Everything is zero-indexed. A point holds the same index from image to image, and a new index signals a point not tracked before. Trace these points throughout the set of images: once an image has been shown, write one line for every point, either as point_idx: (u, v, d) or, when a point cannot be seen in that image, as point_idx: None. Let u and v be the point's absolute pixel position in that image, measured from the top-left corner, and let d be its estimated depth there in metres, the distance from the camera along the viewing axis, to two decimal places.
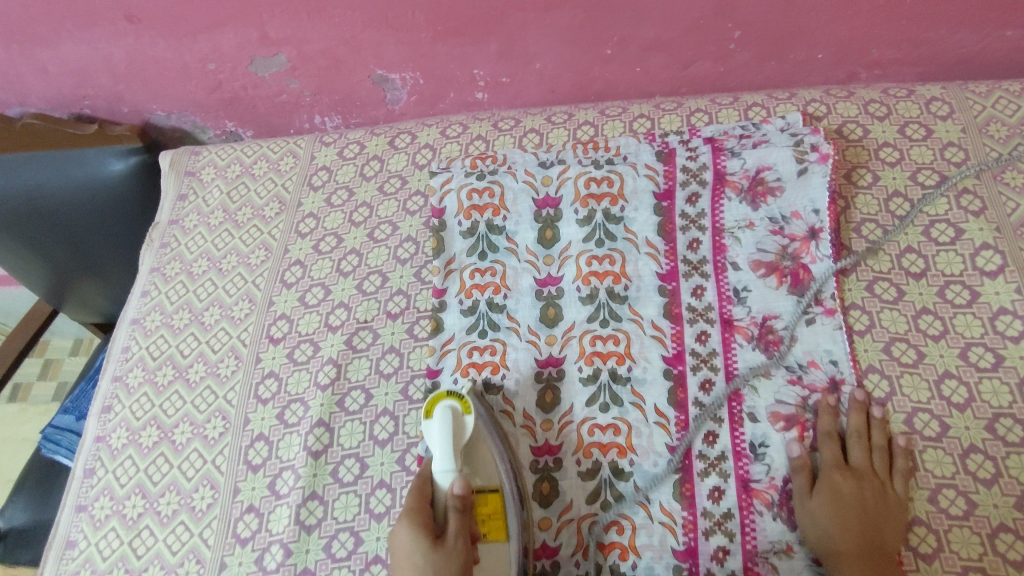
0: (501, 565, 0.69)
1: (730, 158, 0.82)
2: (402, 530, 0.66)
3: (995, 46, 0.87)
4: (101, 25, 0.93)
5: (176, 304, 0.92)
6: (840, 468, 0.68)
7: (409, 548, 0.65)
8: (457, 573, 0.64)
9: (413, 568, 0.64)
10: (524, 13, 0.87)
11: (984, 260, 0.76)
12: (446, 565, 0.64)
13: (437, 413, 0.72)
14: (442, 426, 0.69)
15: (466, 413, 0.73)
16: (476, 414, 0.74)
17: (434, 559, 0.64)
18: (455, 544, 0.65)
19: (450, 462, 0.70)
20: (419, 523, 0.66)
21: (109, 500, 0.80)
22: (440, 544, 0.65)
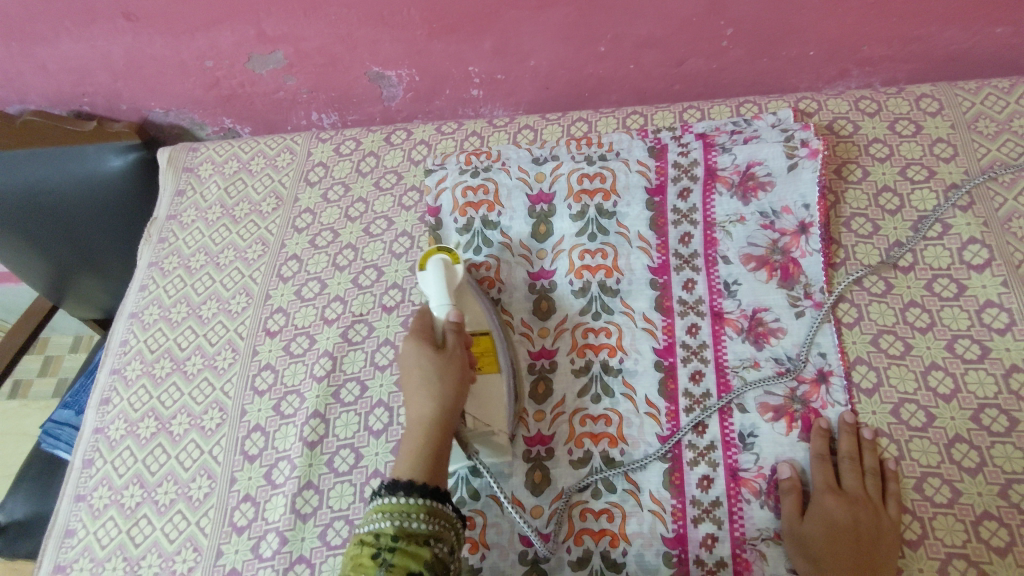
0: (493, 400, 0.74)
1: (721, 154, 0.83)
2: (408, 347, 0.70)
3: (984, 44, 0.88)
4: (100, 23, 0.94)
5: (174, 297, 0.93)
6: (832, 493, 0.68)
7: (416, 357, 0.69)
8: (458, 400, 0.67)
9: (421, 373, 0.68)
10: (518, 10, 0.88)
11: (971, 254, 0.77)
12: (452, 368, 0.68)
13: (430, 263, 0.76)
14: (453, 344, 0.70)
15: (456, 262, 0.77)
16: (466, 278, 0.79)
17: (438, 359, 0.68)
18: (459, 345, 0.71)
19: (448, 298, 0.74)
20: (422, 337, 0.70)
21: (107, 490, 0.81)
22: (443, 351, 0.70)
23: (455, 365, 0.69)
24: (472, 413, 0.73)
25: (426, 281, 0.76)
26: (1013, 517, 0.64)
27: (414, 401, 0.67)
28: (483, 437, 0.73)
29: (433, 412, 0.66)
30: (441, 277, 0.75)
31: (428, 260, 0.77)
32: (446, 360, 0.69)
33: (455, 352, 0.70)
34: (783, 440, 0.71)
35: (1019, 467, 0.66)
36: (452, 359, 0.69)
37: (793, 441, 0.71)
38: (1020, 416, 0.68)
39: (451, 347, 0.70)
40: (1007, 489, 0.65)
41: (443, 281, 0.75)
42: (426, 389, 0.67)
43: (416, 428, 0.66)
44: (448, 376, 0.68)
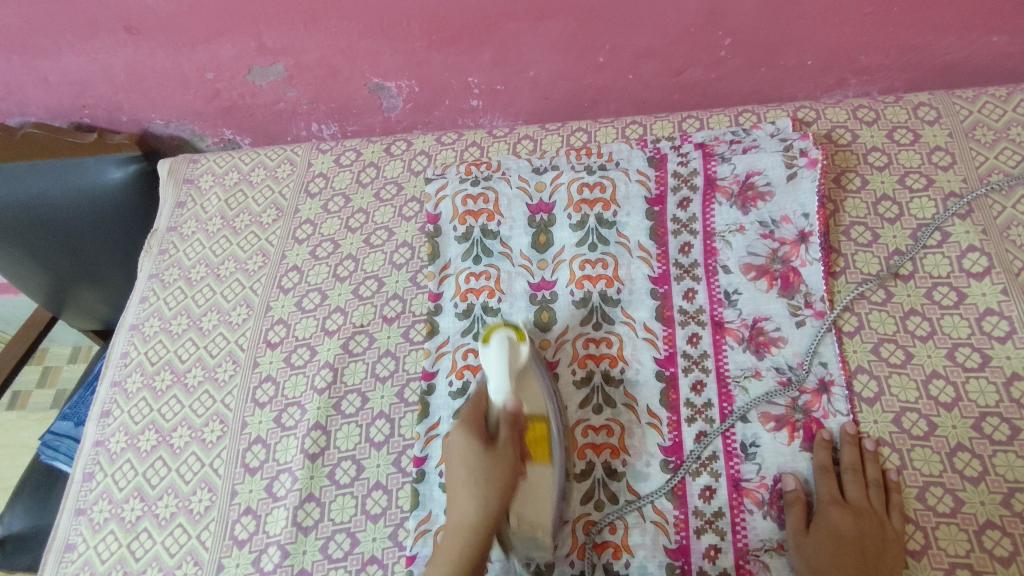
0: (541, 495, 0.70)
1: (720, 164, 0.84)
2: (458, 437, 0.71)
3: (981, 53, 0.89)
4: (101, 36, 0.94)
5: (174, 309, 0.93)
6: (837, 505, 0.68)
7: (464, 451, 0.70)
8: (501, 500, 0.67)
9: (466, 467, 0.69)
10: (517, 22, 0.89)
11: (971, 262, 0.77)
12: (498, 469, 0.68)
13: (493, 340, 0.73)
14: (504, 442, 0.70)
15: (521, 341, 0.74)
16: (533, 356, 0.75)
17: (487, 460, 0.69)
18: (511, 449, 0.69)
19: (506, 383, 0.71)
20: (475, 429, 0.71)
21: (107, 503, 0.81)
22: (490, 447, 0.70)
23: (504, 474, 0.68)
24: (517, 512, 0.69)
25: (488, 358, 0.73)
26: (1017, 526, 0.64)
27: (458, 500, 0.68)
28: (527, 540, 0.69)
29: (473, 517, 0.66)
30: (504, 359, 0.72)
31: (493, 334, 0.74)
32: (497, 463, 0.68)
33: (506, 458, 0.69)
34: (785, 450, 0.71)
35: (1021, 475, 0.66)
36: (503, 457, 0.69)
37: (795, 450, 0.71)
38: (1021, 425, 0.68)
39: (502, 449, 0.69)
40: (1010, 498, 0.65)
41: (502, 361, 0.72)
42: (468, 489, 0.68)
43: (457, 530, 0.67)
44: (496, 480, 0.68)
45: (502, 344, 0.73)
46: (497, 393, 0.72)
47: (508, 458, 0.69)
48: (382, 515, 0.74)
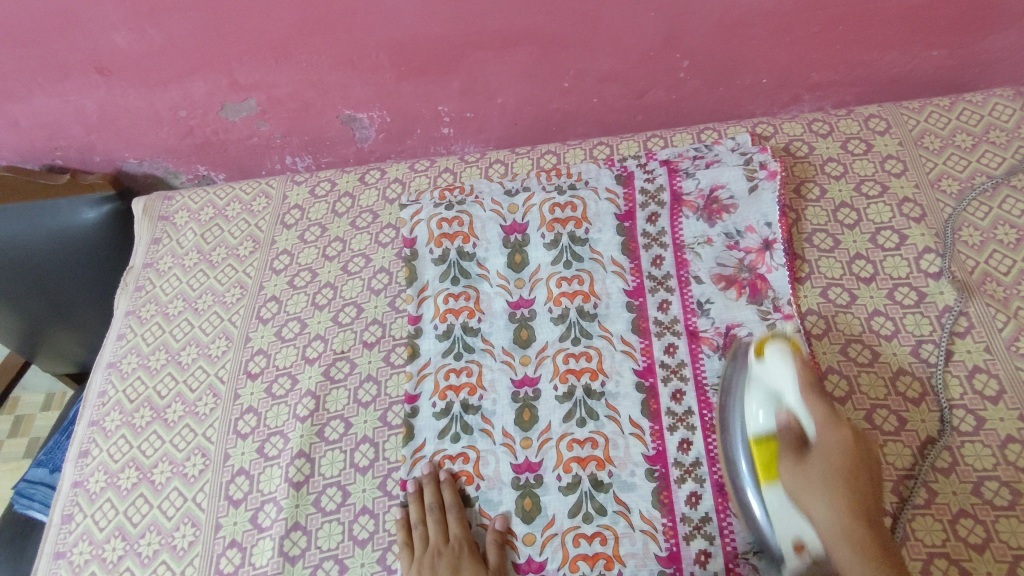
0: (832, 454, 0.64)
1: (685, 179, 0.87)
2: None
3: (923, 66, 0.94)
4: (73, 79, 0.96)
5: (152, 345, 0.93)
6: (834, 425, 0.66)
7: None
8: None
9: None
10: (484, 51, 0.92)
11: (927, 263, 0.81)
12: None
13: (771, 353, 0.70)
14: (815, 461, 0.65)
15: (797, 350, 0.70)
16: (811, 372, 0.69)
17: None
18: (818, 465, 0.64)
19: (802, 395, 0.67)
20: None
21: (87, 544, 0.80)
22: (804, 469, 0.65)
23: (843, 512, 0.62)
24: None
25: (770, 372, 0.69)
26: (987, 513, 0.66)
27: None
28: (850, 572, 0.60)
29: None
30: (790, 368, 0.68)
31: (768, 347, 0.70)
32: (808, 480, 0.64)
33: (813, 479, 0.64)
34: None
35: (988, 463, 0.68)
36: (836, 433, 0.65)
37: None
38: (986, 415, 0.71)
39: (812, 463, 0.65)
40: (980, 486, 0.67)
41: (794, 375, 0.68)
42: None
43: None
44: (840, 477, 0.63)
45: (783, 357, 0.69)
46: (793, 400, 0.67)
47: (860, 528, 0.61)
48: (370, 540, 0.74)
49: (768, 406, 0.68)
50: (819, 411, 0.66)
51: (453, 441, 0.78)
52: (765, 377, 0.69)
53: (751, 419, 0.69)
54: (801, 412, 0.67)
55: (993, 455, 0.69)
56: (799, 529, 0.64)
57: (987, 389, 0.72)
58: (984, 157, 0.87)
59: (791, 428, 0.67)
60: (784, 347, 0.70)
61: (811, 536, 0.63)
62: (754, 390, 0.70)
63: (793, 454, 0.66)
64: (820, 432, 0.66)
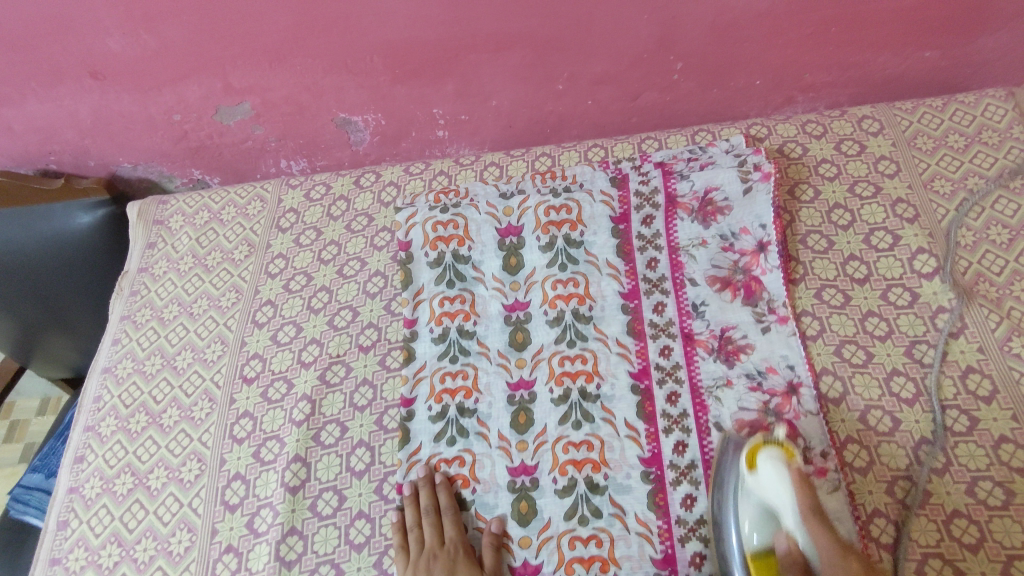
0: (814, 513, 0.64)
1: (680, 181, 0.87)
2: None
3: (916, 67, 0.94)
4: (66, 83, 0.95)
5: (148, 350, 0.93)
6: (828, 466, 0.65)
7: None
8: None
9: None
10: (478, 53, 0.92)
11: (921, 263, 0.81)
12: None
13: (762, 466, 0.68)
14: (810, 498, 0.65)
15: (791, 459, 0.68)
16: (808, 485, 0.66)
17: None
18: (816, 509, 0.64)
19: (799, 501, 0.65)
20: None
21: (83, 550, 0.80)
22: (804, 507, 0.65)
23: (843, 558, 0.61)
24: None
25: (762, 484, 0.68)
26: (981, 513, 0.66)
27: None
28: None
29: None
30: (788, 488, 0.66)
31: (761, 458, 0.69)
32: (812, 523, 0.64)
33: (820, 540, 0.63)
34: None
35: (981, 463, 0.69)
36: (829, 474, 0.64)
37: None
38: (979, 415, 0.71)
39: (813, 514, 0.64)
40: (973, 486, 0.68)
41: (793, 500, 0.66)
42: None
43: None
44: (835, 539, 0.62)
45: (774, 470, 0.68)
46: (792, 523, 0.66)
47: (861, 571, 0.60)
48: (366, 544, 0.74)
49: (761, 527, 0.67)
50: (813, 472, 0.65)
51: (449, 444, 0.78)
52: (761, 494, 0.68)
53: (746, 539, 0.67)
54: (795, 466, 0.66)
55: (986, 455, 0.69)
56: (794, 573, 0.64)
57: (980, 389, 0.72)
58: (977, 157, 0.87)
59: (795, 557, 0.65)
60: (777, 457, 0.68)
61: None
62: (752, 506, 0.68)
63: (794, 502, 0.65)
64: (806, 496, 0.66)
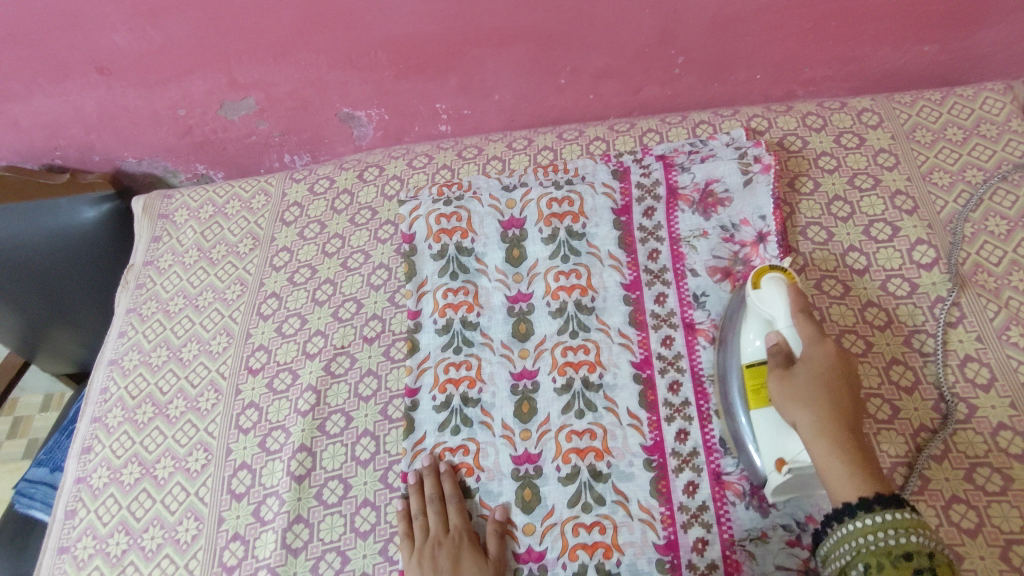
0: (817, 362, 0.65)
1: (681, 173, 0.88)
2: None
3: (915, 61, 0.95)
4: (73, 78, 0.96)
5: (154, 342, 0.94)
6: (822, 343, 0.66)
7: None
8: None
9: None
10: (481, 48, 0.93)
11: (920, 254, 0.82)
12: None
13: (765, 285, 0.71)
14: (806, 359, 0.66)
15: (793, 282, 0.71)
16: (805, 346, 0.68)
17: None
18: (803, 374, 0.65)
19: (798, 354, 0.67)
20: None
21: (91, 540, 0.80)
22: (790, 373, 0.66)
23: (830, 415, 0.63)
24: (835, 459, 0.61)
25: (763, 303, 0.70)
26: (979, 498, 0.67)
27: None
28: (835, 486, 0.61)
29: None
30: (786, 304, 0.69)
31: (765, 277, 0.71)
32: (795, 388, 0.64)
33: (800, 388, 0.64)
34: None
35: (979, 450, 0.70)
36: (822, 350, 0.65)
37: None
38: (977, 403, 0.72)
39: (798, 374, 0.65)
40: (972, 472, 0.69)
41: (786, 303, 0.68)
42: None
43: None
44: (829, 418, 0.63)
45: (776, 287, 0.70)
46: (784, 328, 0.68)
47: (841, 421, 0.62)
48: (372, 532, 0.75)
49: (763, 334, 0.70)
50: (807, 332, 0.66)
51: (453, 433, 0.79)
52: (760, 308, 0.70)
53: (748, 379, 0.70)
54: (790, 334, 0.68)
55: (984, 441, 0.70)
56: (783, 448, 0.66)
57: (978, 377, 0.73)
58: (975, 150, 0.88)
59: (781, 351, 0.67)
60: (780, 279, 0.71)
61: (793, 453, 0.66)
62: (751, 319, 0.71)
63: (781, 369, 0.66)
64: (807, 347, 0.66)
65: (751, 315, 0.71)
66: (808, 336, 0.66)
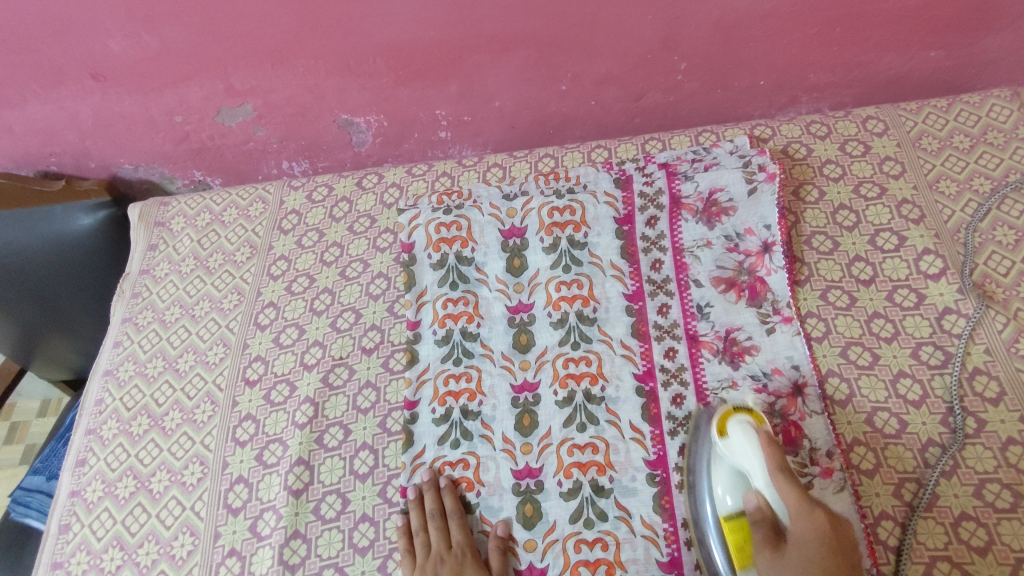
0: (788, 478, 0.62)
1: (684, 182, 0.87)
2: None
3: (921, 67, 0.94)
4: (68, 84, 0.95)
5: (150, 352, 0.93)
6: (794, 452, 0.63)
7: None
8: None
9: None
10: (481, 54, 0.91)
11: (927, 264, 0.81)
12: None
13: (733, 387, 0.69)
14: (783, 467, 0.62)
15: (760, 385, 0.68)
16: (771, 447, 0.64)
17: None
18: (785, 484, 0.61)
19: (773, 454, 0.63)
20: None
21: (85, 554, 0.79)
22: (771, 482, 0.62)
23: (813, 519, 0.58)
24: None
25: (733, 402, 0.68)
26: (989, 516, 0.66)
27: None
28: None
29: None
30: (753, 405, 0.67)
31: (733, 380, 0.69)
32: (780, 499, 0.60)
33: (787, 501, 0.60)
34: None
35: (989, 466, 0.68)
36: (799, 458, 0.62)
37: None
38: (986, 417, 0.71)
39: (779, 484, 0.61)
40: (981, 488, 0.67)
41: (751, 424, 0.66)
42: None
43: None
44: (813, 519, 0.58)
45: (743, 387, 0.68)
46: (755, 433, 0.66)
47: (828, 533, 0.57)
48: (370, 548, 0.74)
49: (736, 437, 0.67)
50: (774, 445, 0.64)
51: (453, 447, 0.77)
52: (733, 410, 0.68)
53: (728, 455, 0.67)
54: (762, 440, 0.65)
55: (994, 457, 0.68)
56: (773, 552, 0.61)
57: (987, 391, 0.72)
58: (982, 158, 0.87)
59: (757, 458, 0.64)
60: (747, 379, 0.68)
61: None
62: (726, 421, 0.69)
63: (763, 479, 0.63)
64: (779, 457, 0.63)
65: (723, 420, 0.69)
66: (774, 449, 0.63)
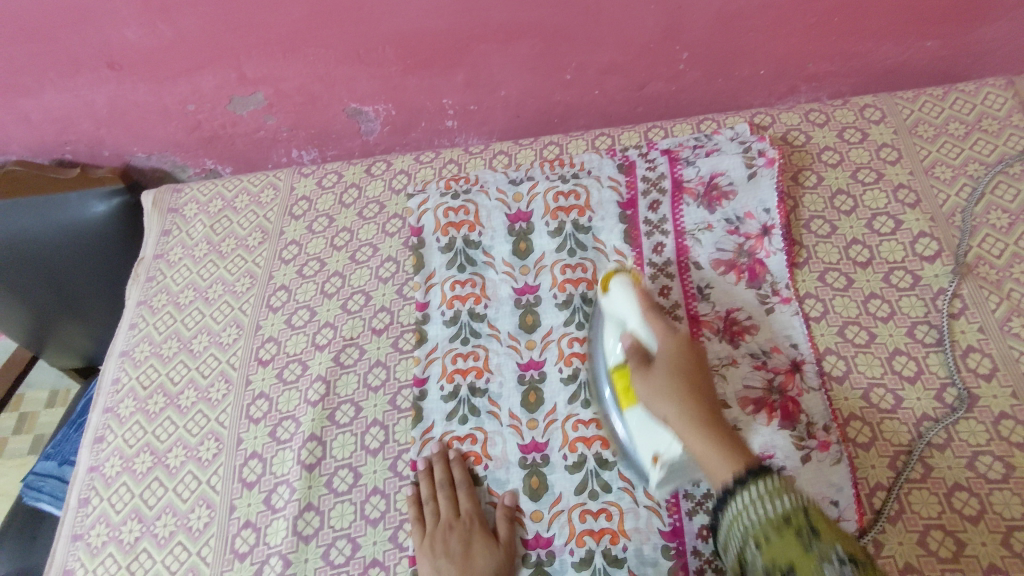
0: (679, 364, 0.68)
1: (686, 167, 0.89)
2: None
3: (917, 57, 0.96)
4: (84, 73, 0.97)
5: (164, 333, 0.95)
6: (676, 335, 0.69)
7: None
8: None
9: None
10: (488, 44, 0.94)
11: (923, 246, 0.83)
12: None
13: (613, 286, 0.74)
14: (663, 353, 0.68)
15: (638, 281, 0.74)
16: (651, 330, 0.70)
17: None
18: (662, 371, 0.66)
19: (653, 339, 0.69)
20: None
21: (104, 527, 0.82)
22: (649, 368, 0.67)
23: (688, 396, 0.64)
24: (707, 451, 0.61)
25: (613, 304, 0.74)
26: (982, 486, 0.68)
27: None
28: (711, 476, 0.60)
29: None
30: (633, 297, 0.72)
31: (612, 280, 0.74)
32: (655, 382, 0.66)
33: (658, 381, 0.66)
34: (767, 431, 0.74)
35: (982, 439, 0.70)
36: (676, 342, 0.68)
37: (774, 429, 0.74)
38: (979, 392, 0.73)
39: (657, 371, 0.66)
40: (974, 460, 0.69)
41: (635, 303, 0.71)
42: None
43: None
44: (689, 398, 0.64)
45: (622, 288, 0.73)
46: (637, 323, 0.71)
47: (704, 413, 0.63)
48: (382, 519, 0.76)
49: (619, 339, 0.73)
50: (660, 327, 0.69)
51: (461, 422, 0.80)
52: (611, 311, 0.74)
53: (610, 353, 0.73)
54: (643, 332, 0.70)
55: (986, 430, 0.71)
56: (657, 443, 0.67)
57: (980, 368, 0.74)
58: (977, 144, 0.89)
59: (637, 348, 0.69)
60: (625, 278, 0.74)
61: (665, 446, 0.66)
62: (609, 324, 0.75)
63: (641, 368, 0.67)
64: (661, 343, 0.68)
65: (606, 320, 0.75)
66: (661, 331, 0.69)
